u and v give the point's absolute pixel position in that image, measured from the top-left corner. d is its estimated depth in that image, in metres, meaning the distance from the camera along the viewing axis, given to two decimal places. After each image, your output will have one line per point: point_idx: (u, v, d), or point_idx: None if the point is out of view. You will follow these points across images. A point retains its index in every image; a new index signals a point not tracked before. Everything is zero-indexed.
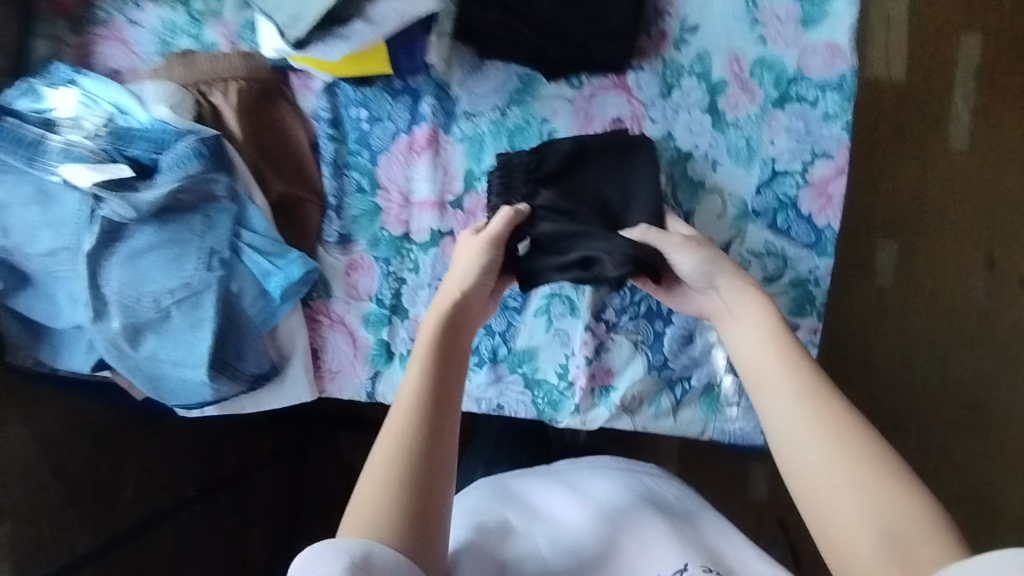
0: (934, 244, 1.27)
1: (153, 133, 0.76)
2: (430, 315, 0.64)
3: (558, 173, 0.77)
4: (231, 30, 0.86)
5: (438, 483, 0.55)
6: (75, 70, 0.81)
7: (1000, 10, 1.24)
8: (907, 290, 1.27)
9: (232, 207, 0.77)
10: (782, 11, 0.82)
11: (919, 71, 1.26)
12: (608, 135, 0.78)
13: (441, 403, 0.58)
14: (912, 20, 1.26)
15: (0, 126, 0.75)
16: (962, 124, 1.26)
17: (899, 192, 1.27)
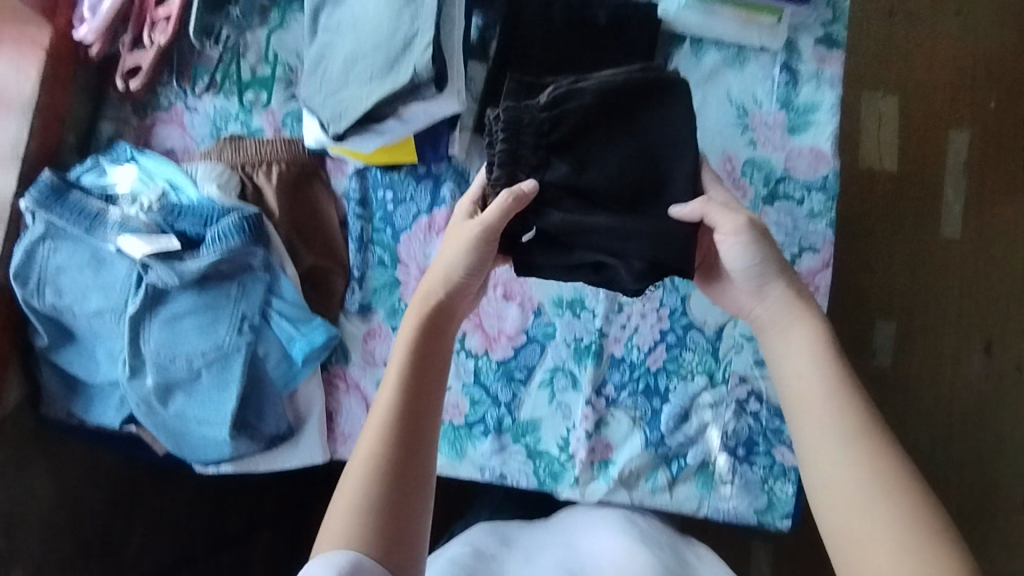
0: (930, 328, 1.32)
1: (201, 208, 0.85)
2: (411, 317, 0.70)
3: (569, 133, 0.68)
4: (276, 118, 0.96)
5: (412, 474, 0.61)
6: (137, 150, 0.91)
7: (985, 111, 1.36)
8: (905, 371, 1.31)
9: (266, 278, 0.85)
10: (770, 118, 0.92)
11: (909, 163, 1.35)
12: (630, 88, 0.69)
13: (417, 400, 0.64)
14: (903, 117, 1.36)
15: (67, 199, 0.84)
16: (953, 215, 1.35)
17: (894, 278, 1.33)
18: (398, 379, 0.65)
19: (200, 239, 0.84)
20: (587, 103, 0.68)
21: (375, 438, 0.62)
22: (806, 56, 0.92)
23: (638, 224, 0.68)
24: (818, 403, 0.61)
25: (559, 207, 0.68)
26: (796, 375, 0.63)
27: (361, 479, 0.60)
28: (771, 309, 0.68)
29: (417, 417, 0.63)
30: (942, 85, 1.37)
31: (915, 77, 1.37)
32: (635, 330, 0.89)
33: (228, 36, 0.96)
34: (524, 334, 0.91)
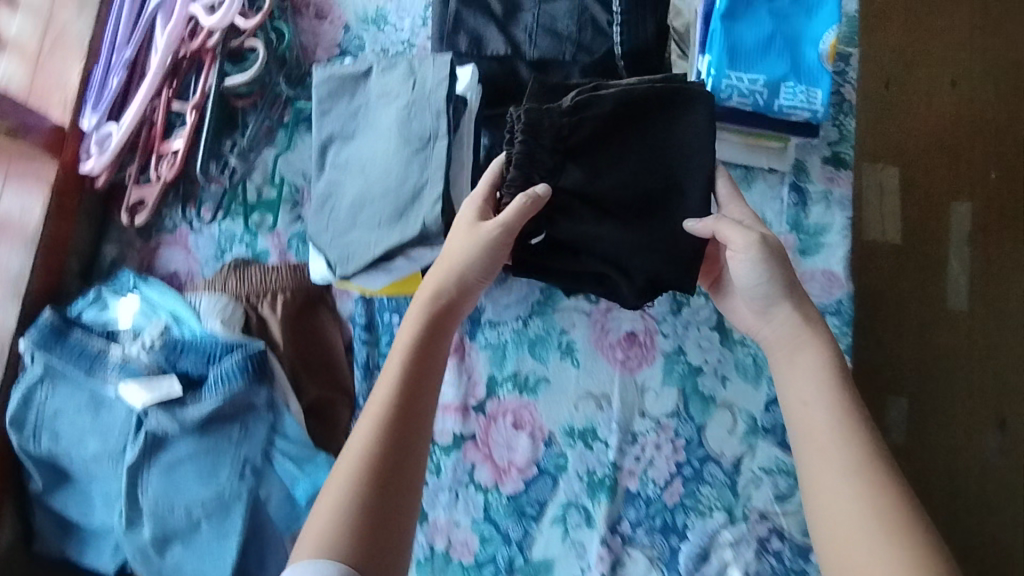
0: (942, 404, 1.29)
1: (203, 344, 0.83)
2: (414, 316, 0.71)
3: (585, 144, 0.75)
4: (281, 240, 0.95)
5: (400, 461, 0.62)
6: (139, 277, 0.90)
7: (985, 180, 1.36)
8: (919, 448, 1.27)
9: (269, 417, 0.82)
10: (781, 240, 0.90)
11: (913, 234, 1.35)
12: (653, 87, 0.74)
13: (411, 394, 0.65)
14: (904, 189, 1.36)
15: (69, 339, 0.82)
16: (960, 284, 1.33)
17: (910, 376, 1.29)
18: (395, 377, 0.66)
19: (202, 378, 0.82)
20: (602, 113, 0.74)
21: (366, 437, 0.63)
22: (815, 176, 0.91)
23: (639, 238, 0.75)
24: (826, 433, 0.65)
25: (571, 216, 0.75)
26: (807, 407, 0.67)
27: (347, 476, 0.60)
28: (778, 335, 0.73)
29: (410, 417, 0.64)
30: (941, 161, 1.37)
31: (913, 152, 1.37)
32: (650, 463, 0.87)
33: (235, 166, 0.95)
34: (535, 466, 0.88)
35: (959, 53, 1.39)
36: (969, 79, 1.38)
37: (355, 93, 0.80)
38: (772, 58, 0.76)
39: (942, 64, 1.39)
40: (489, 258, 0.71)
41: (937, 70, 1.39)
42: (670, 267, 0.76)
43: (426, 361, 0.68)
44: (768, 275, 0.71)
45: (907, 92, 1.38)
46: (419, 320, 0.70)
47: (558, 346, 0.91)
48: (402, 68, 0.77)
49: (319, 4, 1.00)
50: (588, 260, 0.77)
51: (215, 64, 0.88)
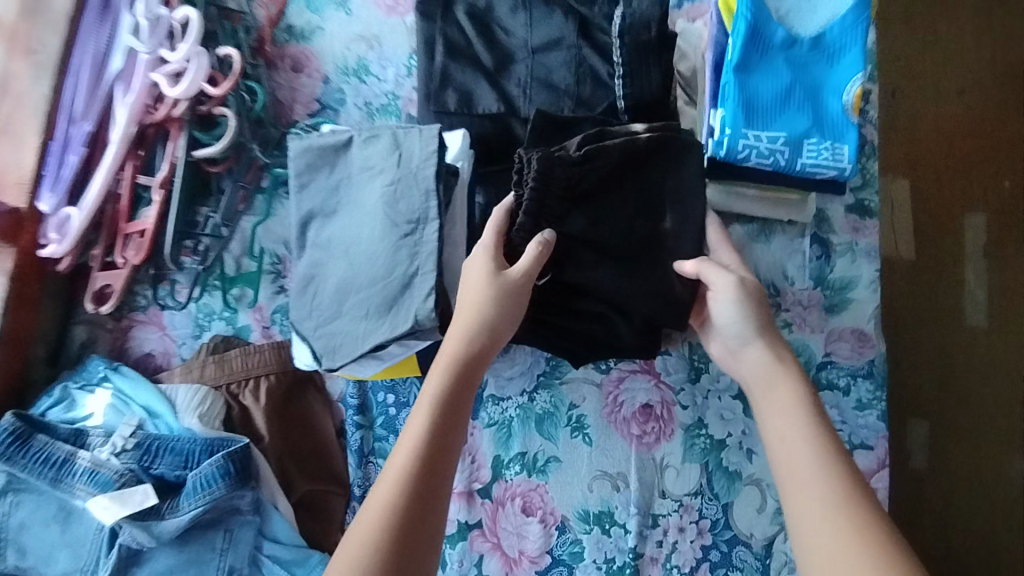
0: (967, 429, 1.23)
1: (181, 444, 0.76)
2: (441, 365, 0.62)
3: (592, 190, 0.69)
4: (264, 314, 0.88)
5: (427, 528, 0.54)
6: (110, 364, 0.83)
7: (1000, 191, 1.28)
8: (944, 474, 1.22)
9: (256, 520, 0.76)
10: (805, 296, 0.84)
11: (928, 249, 1.26)
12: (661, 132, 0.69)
13: (438, 453, 0.57)
14: (916, 201, 1.27)
15: (30, 445, 0.75)
16: (977, 299, 1.26)
17: (937, 417, 1.22)
18: (420, 430, 0.58)
19: (179, 480, 0.76)
20: (612, 154, 0.68)
21: (387, 499, 0.54)
22: (838, 226, 0.85)
23: (637, 284, 0.71)
24: (812, 475, 0.55)
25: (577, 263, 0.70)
26: (786, 444, 0.58)
27: (367, 544, 0.52)
28: (755, 373, 0.65)
29: (436, 478, 0.56)
30: (953, 173, 1.28)
31: (926, 165, 1.28)
32: (674, 548, 0.80)
33: (208, 245, 0.87)
34: (548, 556, 0.81)
35: (977, 60, 1.30)
36: (986, 88, 1.29)
37: (336, 165, 0.73)
38: (792, 113, 0.69)
39: (958, 71, 1.29)
40: (513, 309, 0.65)
41: (954, 80, 1.29)
42: (669, 310, 0.71)
43: (454, 415, 0.60)
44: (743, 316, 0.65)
45: (912, 103, 1.29)
46: (447, 368, 0.62)
47: (567, 422, 0.84)
48: (387, 139, 0.71)
49: (295, 54, 0.92)
50: (586, 301, 0.73)
51: (184, 133, 0.80)
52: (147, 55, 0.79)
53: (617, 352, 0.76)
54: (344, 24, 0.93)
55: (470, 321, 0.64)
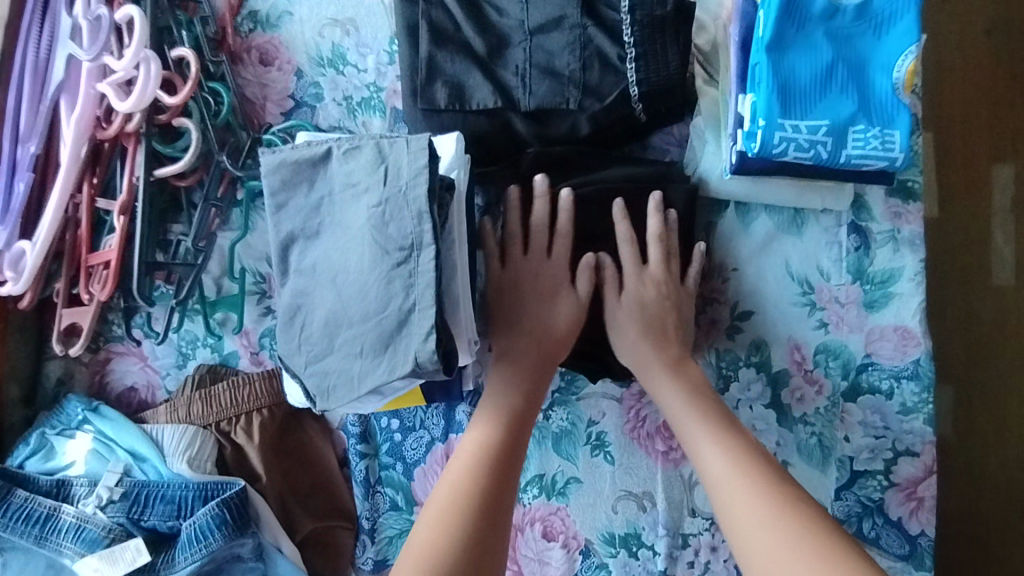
0: (1002, 398, 1.13)
1: (172, 491, 0.70)
2: (517, 368, 0.70)
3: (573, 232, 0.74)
4: (251, 339, 0.82)
5: (509, 481, 0.63)
6: (88, 404, 0.77)
7: None
8: (976, 446, 1.13)
9: (260, 566, 0.71)
10: (842, 293, 0.76)
11: (954, 207, 1.14)
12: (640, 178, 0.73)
13: (515, 432, 0.66)
14: (942, 155, 1.14)
15: (10, 502, 0.70)
16: (1007, 258, 1.14)
17: (987, 406, 1.13)
18: (498, 410, 0.67)
19: (173, 530, 0.71)
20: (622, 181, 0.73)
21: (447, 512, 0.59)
22: (877, 213, 0.76)
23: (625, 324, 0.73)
24: (649, 354, 0.71)
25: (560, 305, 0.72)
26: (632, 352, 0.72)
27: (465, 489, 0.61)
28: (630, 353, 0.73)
29: (494, 498, 0.61)
30: (983, 121, 1.14)
31: (955, 113, 1.14)
32: (706, 568, 0.75)
33: (183, 274, 0.78)
34: None
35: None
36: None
37: (315, 181, 0.65)
38: (834, 96, 0.61)
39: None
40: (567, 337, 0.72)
41: (987, 14, 1.15)
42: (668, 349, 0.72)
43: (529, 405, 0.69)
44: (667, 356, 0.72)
45: (942, 42, 1.15)
46: (522, 369, 0.70)
47: (587, 440, 0.77)
48: (370, 150, 0.63)
49: (262, 45, 0.83)
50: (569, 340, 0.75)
51: (141, 149, 0.73)
52: (90, 63, 0.71)
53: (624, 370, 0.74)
54: (314, 6, 0.83)
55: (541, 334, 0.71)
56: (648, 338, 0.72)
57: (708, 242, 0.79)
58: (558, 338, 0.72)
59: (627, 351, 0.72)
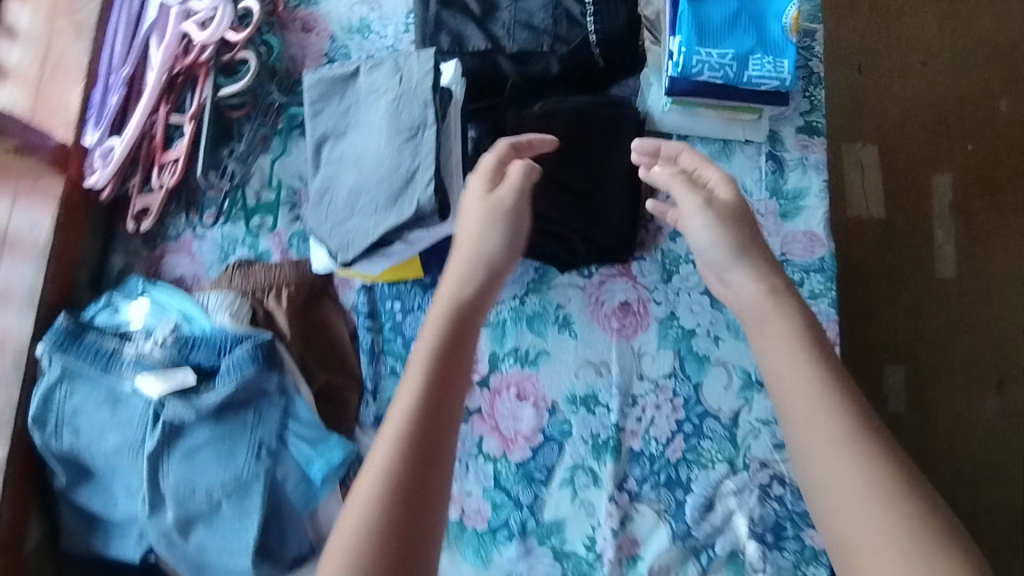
0: (937, 371, 1.43)
1: (216, 338, 0.86)
2: (462, 273, 0.73)
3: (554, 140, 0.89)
4: (282, 239, 0.98)
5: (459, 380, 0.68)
6: (147, 281, 0.93)
7: (964, 155, 1.52)
8: (919, 410, 1.41)
9: (281, 401, 0.86)
10: (762, 206, 0.95)
11: (888, 212, 1.49)
12: (603, 106, 0.90)
13: (461, 330, 0.70)
14: (884, 171, 1.51)
15: (83, 340, 0.85)
16: (947, 254, 1.48)
17: (933, 380, 1.43)
18: (439, 321, 0.70)
19: (214, 368, 0.86)
20: (587, 105, 0.90)
21: (378, 473, 0.62)
22: (790, 144, 0.96)
23: (581, 213, 0.91)
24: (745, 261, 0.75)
25: (498, 206, 0.75)
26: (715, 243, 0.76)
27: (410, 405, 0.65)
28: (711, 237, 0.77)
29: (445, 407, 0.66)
30: (923, 141, 1.52)
31: (885, 133, 1.52)
32: (651, 422, 0.90)
33: (233, 176, 0.98)
34: (541, 434, 0.91)
35: (926, 58, 1.54)
36: (943, 82, 1.54)
37: (345, 93, 0.85)
38: (739, 33, 0.82)
39: (914, 71, 1.54)
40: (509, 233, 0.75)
41: (919, 52, 1.55)
42: (614, 236, 0.91)
43: (468, 312, 0.71)
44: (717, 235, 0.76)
45: (870, 75, 1.54)
46: (462, 274, 0.73)
47: (555, 319, 0.94)
48: (388, 66, 0.83)
49: (305, 17, 1.04)
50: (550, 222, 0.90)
51: (210, 78, 0.93)
52: (177, 7, 0.92)
53: (569, 259, 0.93)
54: None
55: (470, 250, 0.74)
56: (599, 228, 0.91)
57: None
58: (509, 246, 0.75)
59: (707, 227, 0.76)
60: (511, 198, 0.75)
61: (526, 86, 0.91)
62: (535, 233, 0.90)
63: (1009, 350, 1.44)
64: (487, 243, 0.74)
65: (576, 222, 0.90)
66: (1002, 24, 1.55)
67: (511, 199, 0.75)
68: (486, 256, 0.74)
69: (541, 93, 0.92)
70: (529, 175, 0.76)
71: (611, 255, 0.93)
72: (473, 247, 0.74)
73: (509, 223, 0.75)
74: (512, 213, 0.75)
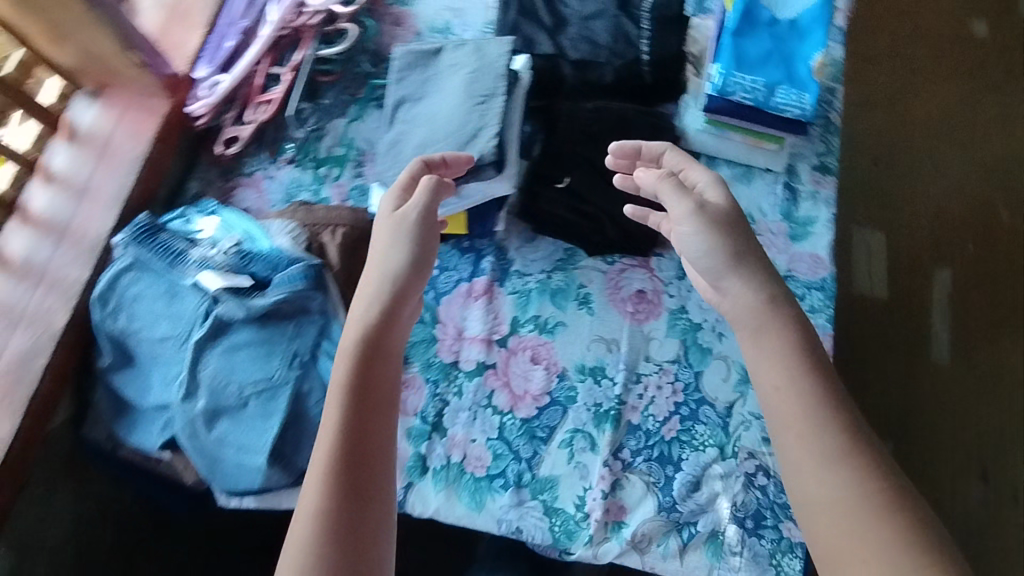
0: (925, 449, 1.48)
1: (273, 256, 0.95)
2: (375, 291, 0.81)
3: (599, 133, 1.02)
4: (343, 189, 1.08)
5: (380, 402, 0.77)
6: (218, 204, 1.02)
7: (965, 255, 1.63)
8: None
9: (320, 321, 0.94)
10: (775, 226, 1.05)
11: (893, 293, 1.59)
12: (645, 116, 1.03)
13: (374, 353, 0.79)
14: (890, 255, 1.62)
15: (157, 238, 0.95)
16: (942, 341, 1.56)
17: (921, 457, 1.47)
18: (351, 346, 0.79)
19: (266, 281, 0.94)
20: (631, 112, 1.03)
21: (315, 496, 0.71)
22: (804, 178, 1.08)
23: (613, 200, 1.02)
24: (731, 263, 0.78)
25: (400, 219, 0.83)
26: (701, 244, 0.80)
27: (334, 433, 0.74)
28: (704, 239, 0.80)
29: (365, 425, 0.75)
30: (925, 236, 1.64)
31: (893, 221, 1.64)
32: (652, 400, 0.97)
33: (311, 128, 1.10)
34: (547, 396, 0.98)
35: (935, 163, 1.68)
36: (951, 184, 1.67)
37: (427, 65, 0.98)
38: (771, 67, 0.96)
39: (924, 171, 1.68)
40: (421, 247, 0.83)
41: (929, 157, 1.69)
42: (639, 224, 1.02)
43: (379, 331, 0.80)
44: (709, 242, 0.79)
45: (882, 172, 1.68)
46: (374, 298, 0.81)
47: (576, 296, 1.03)
48: (470, 47, 0.96)
49: (397, 14, 1.17)
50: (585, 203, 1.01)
51: (313, 41, 1.08)
52: None
53: (595, 242, 1.03)
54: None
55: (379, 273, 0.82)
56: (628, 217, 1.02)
57: None
58: (421, 262, 0.83)
59: (693, 232, 0.80)
60: (415, 216, 0.83)
61: (582, 90, 1.05)
62: (570, 210, 1.01)
63: (993, 441, 1.50)
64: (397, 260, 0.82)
65: (606, 211, 1.01)
66: (1003, 145, 1.71)
67: (415, 215, 0.83)
68: (398, 272, 0.82)
69: (595, 95, 1.06)
70: (439, 188, 0.84)
71: (634, 244, 1.03)
72: (383, 268, 0.82)
73: (414, 240, 0.83)
74: (419, 226, 0.83)
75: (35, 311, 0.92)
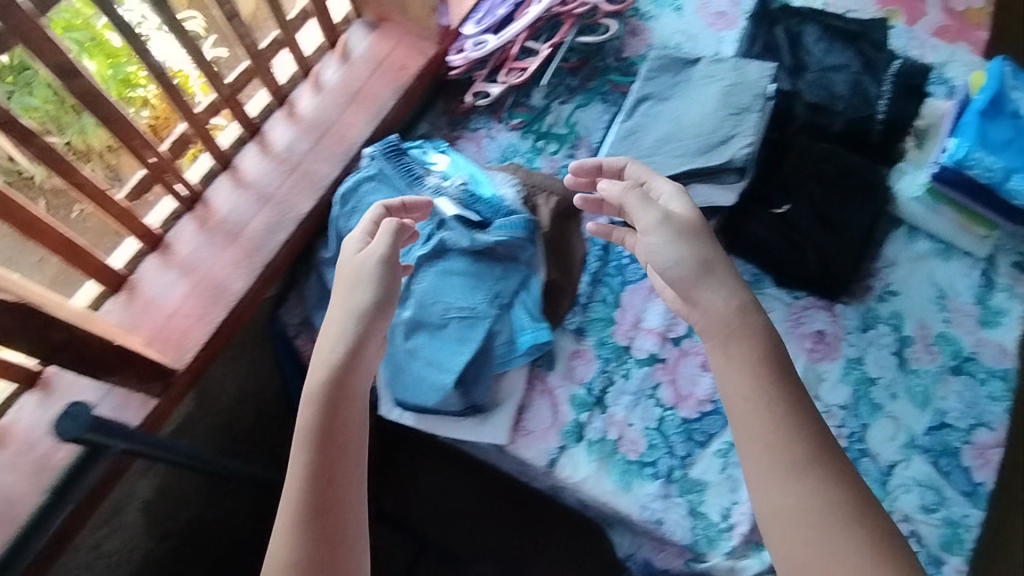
0: None
1: (495, 202, 1.04)
2: (350, 325, 0.78)
3: (823, 173, 1.06)
4: (555, 162, 1.13)
5: (346, 447, 0.74)
6: (444, 144, 1.11)
7: None
8: None
9: (525, 271, 1.03)
10: (965, 308, 1.04)
11: None
12: (864, 172, 1.06)
13: (343, 396, 0.76)
14: None
15: (400, 160, 1.05)
16: None
17: None
18: (316, 386, 0.75)
19: (482, 223, 1.03)
20: (857, 163, 1.06)
21: (282, 548, 0.70)
22: (1003, 271, 1.06)
23: (823, 238, 1.04)
24: (701, 279, 0.78)
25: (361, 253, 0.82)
26: (671, 259, 0.79)
27: (300, 482, 0.72)
28: (674, 253, 0.79)
29: (332, 469, 0.73)
30: None
31: None
32: None
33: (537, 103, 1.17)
34: (711, 403, 0.99)
35: None
36: None
37: (679, 73, 1.07)
38: (1010, 155, 0.99)
39: None
40: (386, 281, 0.80)
41: None
42: (844, 265, 1.03)
43: (351, 367, 0.77)
44: (677, 252, 0.79)
45: None
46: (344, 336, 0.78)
47: None
48: (729, 64, 1.05)
49: (635, 25, 1.25)
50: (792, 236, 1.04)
51: (571, 28, 1.16)
52: None
53: (790, 274, 1.05)
54: (676, 20, 1.25)
55: (346, 312, 0.79)
56: (836, 257, 1.03)
57: (884, 242, 1.10)
58: (385, 296, 0.80)
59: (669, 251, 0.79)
60: (377, 257, 0.81)
61: (808, 132, 1.10)
62: (772, 237, 1.05)
63: None
64: (377, 296, 0.79)
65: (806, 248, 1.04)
66: None
67: (380, 252, 0.81)
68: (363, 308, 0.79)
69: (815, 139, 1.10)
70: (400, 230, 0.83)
71: (828, 284, 1.04)
72: (343, 298, 0.79)
73: (377, 281, 0.80)
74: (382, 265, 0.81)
75: (283, 195, 1.02)
